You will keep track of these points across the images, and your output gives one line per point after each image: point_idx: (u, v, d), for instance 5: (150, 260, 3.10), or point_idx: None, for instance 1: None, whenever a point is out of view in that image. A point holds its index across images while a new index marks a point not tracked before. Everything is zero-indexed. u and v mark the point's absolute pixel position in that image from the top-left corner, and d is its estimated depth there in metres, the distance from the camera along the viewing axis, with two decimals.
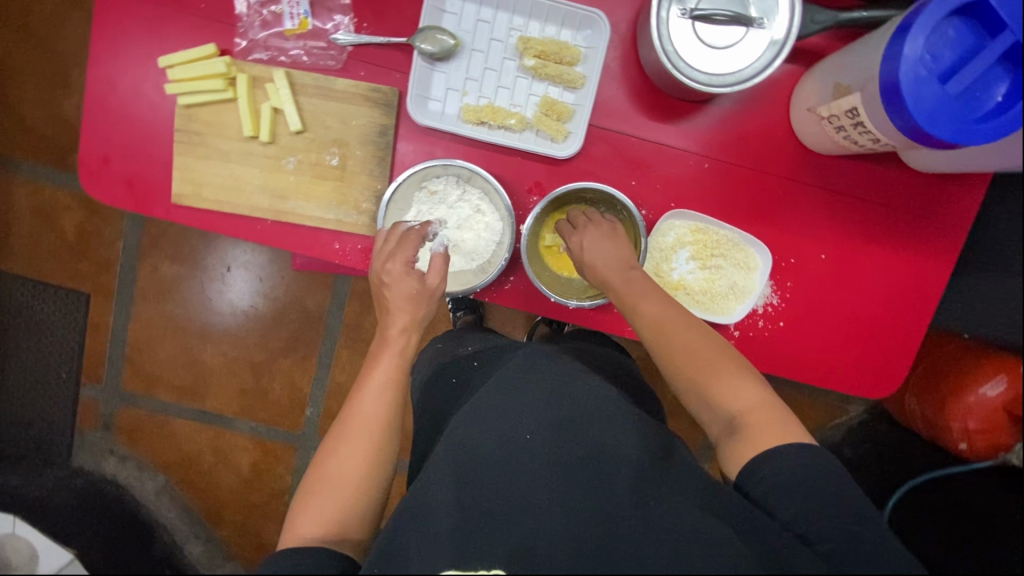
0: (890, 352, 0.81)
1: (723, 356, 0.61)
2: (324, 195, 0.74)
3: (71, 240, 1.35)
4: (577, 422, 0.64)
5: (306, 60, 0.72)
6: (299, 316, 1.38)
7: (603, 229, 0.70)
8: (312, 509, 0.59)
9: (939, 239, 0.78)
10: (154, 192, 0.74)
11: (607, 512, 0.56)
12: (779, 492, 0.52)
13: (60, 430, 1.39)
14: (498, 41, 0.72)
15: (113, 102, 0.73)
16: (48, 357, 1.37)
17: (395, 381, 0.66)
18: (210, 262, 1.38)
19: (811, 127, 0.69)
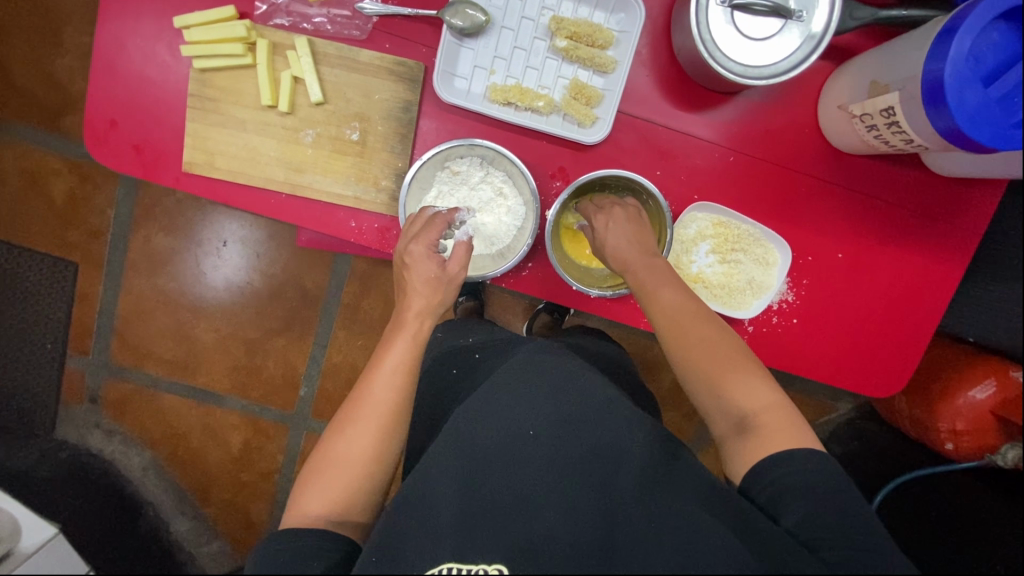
0: (891, 357, 0.82)
1: (737, 353, 0.62)
2: (342, 170, 0.71)
3: (59, 206, 1.30)
4: (581, 418, 0.63)
5: (329, 28, 0.69)
6: (296, 294, 1.36)
7: (629, 212, 0.69)
8: (320, 487, 0.59)
9: (953, 240, 0.79)
10: (164, 158, 0.71)
11: (612, 511, 0.56)
12: (784, 498, 0.53)
13: (43, 402, 1.35)
14: (529, 20, 0.70)
15: (122, 63, 0.69)
16: (31, 326, 1.32)
17: (407, 368, 0.64)
18: (205, 235, 1.34)
19: (839, 124, 0.69)
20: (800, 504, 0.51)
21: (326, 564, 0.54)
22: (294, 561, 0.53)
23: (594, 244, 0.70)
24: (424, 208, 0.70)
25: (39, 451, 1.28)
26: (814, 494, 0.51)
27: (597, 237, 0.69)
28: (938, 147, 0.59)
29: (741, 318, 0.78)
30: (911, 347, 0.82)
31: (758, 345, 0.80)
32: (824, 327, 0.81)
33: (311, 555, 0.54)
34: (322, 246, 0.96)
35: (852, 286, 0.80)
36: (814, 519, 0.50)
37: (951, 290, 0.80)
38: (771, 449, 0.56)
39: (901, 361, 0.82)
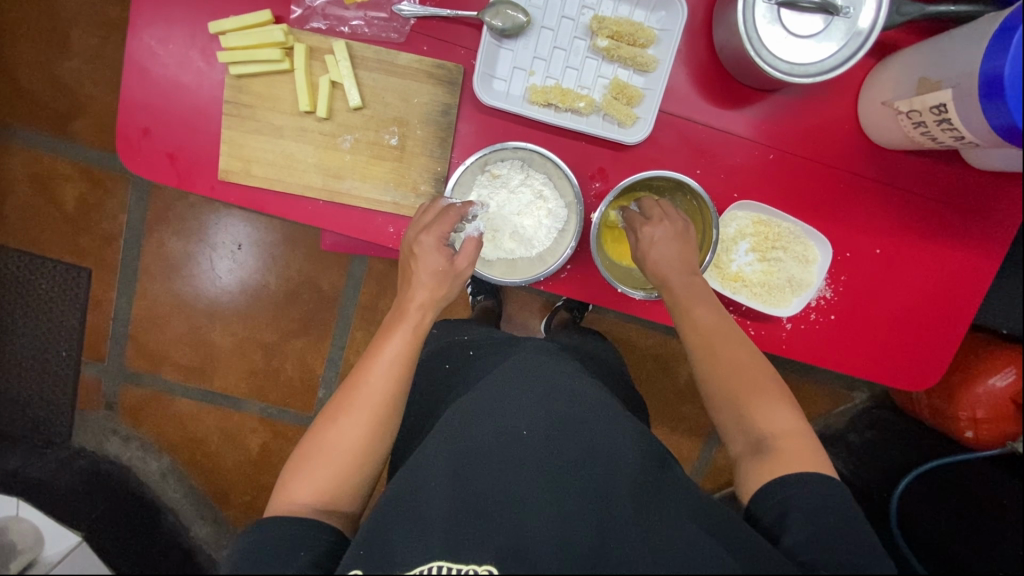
0: (903, 350, 0.83)
1: (767, 378, 0.64)
2: (380, 176, 0.70)
3: (70, 213, 1.28)
4: (574, 423, 0.66)
5: (367, 31, 0.68)
6: (312, 296, 1.34)
7: (675, 227, 0.68)
8: (309, 476, 0.59)
9: (975, 237, 0.79)
10: (198, 167, 0.70)
11: (602, 517, 0.58)
12: (787, 521, 0.54)
13: (59, 410, 1.34)
14: (569, 19, 0.69)
15: (153, 69, 0.68)
16: (45, 335, 1.31)
17: (399, 359, 0.63)
18: (220, 238, 1.32)
19: (883, 121, 0.70)
20: (805, 527, 0.52)
21: (314, 555, 0.54)
22: (280, 549, 0.53)
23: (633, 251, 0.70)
24: (437, 198, 0.68)
25: (57, 459, 1.28)
26: (820, 517, 0.52)
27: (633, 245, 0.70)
28: (989, 143, 0.59)
29: (781, 316, 0.78)
30: (943, 343, 0.82)
31: (795, 342, 0.80)
32: (855, 325, 0.81)
33: (299, 544, 0.54)
34: (347, 249, 0.93)
35: (874, 279, 0.80)
36: (815, 539, 0.51)
37: (978, 285, 0.80)
38: (795, 467, 0.57)
39: (912, 357, 0.83)
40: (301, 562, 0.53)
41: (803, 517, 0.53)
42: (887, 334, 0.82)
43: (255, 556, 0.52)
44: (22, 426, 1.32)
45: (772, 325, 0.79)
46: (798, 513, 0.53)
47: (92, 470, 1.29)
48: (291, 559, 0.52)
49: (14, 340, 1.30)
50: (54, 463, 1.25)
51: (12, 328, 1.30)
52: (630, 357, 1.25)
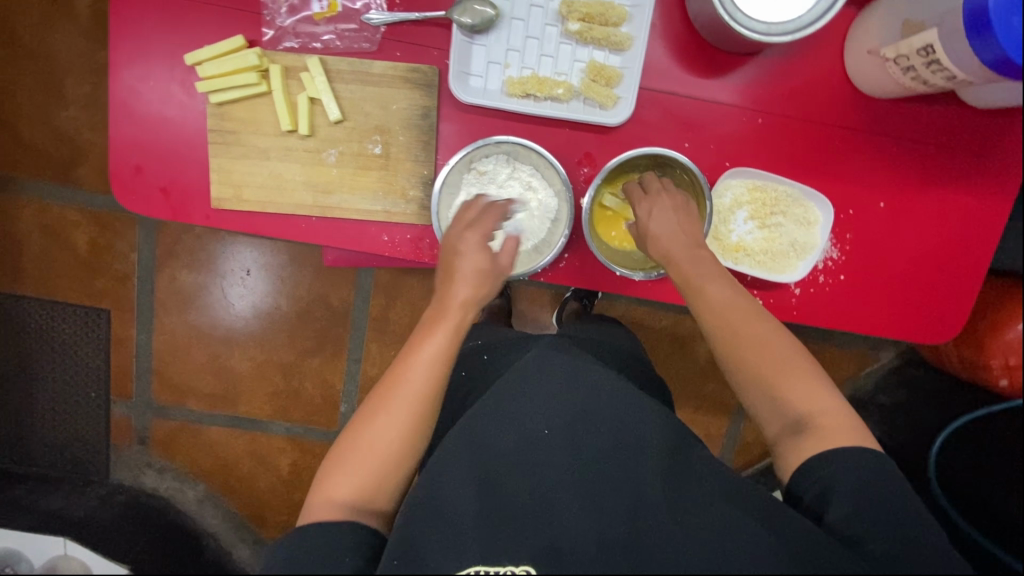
0: (924, 303, 0.81)
1: (797, 356, 0.61)
2: (369, 185, 0.71)
3: (83, 256, 1.32)
4: (593, 418, 0.66)
5: (339, 44, 0.68)
6: (324, 313, 1.36)
7: (674, 200, 0.69)
8: (347, 473, 0.59)
9: (982, 183, 0.77)
10: (192, 198, 0.71)
11: (637, 511, 0.60)
12: (831, 498, 0.54)
13: (96, 448, 1.38)
14: (538, 7, 0.69)
15: (137, 107, 0.69)
16: (73, 377, 1.35)
17: (436, 362, 0.62)
18: (229, 266, 1.35)
19: (871, 70, 0.68)
20: (851, 503, 0.53)
21: (360, 555, 0.55)
22: (325, 555, 0.53)
23: (636, 229, 0.70)
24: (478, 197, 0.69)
25: (98, 496, 1.32)
26: (864, 493, 0.53)
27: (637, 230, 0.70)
28: (983, 79, 0.57)
29: (788, 282, 0.76)
30: (964, 291, 0.80)
31: (807, 306, 0.79)
32: (870, 283, 0.80)
33: (341, 550, 0.54)
34: (350, 261, 0.94)
35: (886, 232, 0.78)
36: (863, 516, 0.52)
37: (993, 232, 0.78)
38: (832, 444, 0.56)
39: (931, 309, 0.81)
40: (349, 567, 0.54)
41: (843, 498, 0.53)
42: (903, 289, 0.80)
43: (300, 560, 0.53)
44: (62, 467, 1.37)
45: (781, 291, 0.78)
46: (841, 489, 0.54)
47: (132, 503, 1.33)
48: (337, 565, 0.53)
49: (46, 385, 1.35)
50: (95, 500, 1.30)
51: (43, 374, 1.34)
52: (645, 339, 1.24)
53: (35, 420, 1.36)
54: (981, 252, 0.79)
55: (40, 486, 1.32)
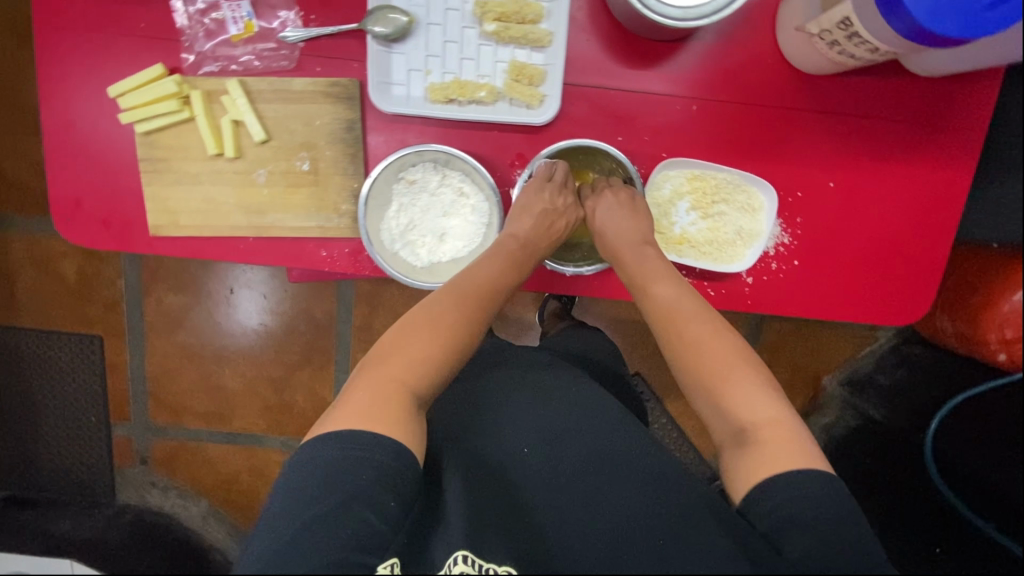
0: (887, 285, 0.78)
1: (738, 358, 0.61)
2: (301, 203, 0.71)
3: (73, 286, 1.35)
4: (569, 431, 0.71)
5: (258, 64, 0.68)
6: (309, 326, 1.37)
7: (620, 198, 0.71)
8: (406, 353, 0.61)
9: (946, 156, 0.73)
10: (132, 227, 0.72)
11: (631, 515, 0.62)
12: (786, 530, 0.51)
13: (100, 470, 1.41)
14: (454, 10, 0.68)
15: (68, 142, 0.70)
16: (73, 403, 1.38)
17: (442, 340, 0.63)
18: (212, 286, 1.37)
19: (801, 47, 0.65)
20: (806, 540, 0.50)
21: (403, 501, 0.53)
22: (375, 485, 0.52)
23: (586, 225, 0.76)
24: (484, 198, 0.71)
25: (105, 517, 1.35)
26: (813, 521, 0.50)
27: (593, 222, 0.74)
28: (907, 49, 0.56)
29: (737, 271, 0.74)
30: (929, 270, 0.77)
31: (760, 296, 0.76)
32: (827, 267, 0.77)
33: (366, 464, 0.52)
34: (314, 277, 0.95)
35: (841, 214, 0.75)
36: (816, 551, 0.49)
37: (955, 206, 0.74)
38: (779, 467, 0.54)
39: (894, 290, 0.78)
40: (390, 511, 0.52)
41: (794, 528, 0.51)
42: (866, 271, 0.77)
43: (344, 480, 0.51)
44: (70, 490, 1.41)
45: (732, 281, 0.76)
46: (790, 508, 0.52)
47: (138, 522, 1.36)
48: (382, 503, 0.51)
49: (48, 412, 1.38)
50: (102, 522, 1.33)
51: (44, 402, 1.37)
52: (627, 335, 1.22)
53: (40, 448, 1.39)
54: (948, 231, 0.75)
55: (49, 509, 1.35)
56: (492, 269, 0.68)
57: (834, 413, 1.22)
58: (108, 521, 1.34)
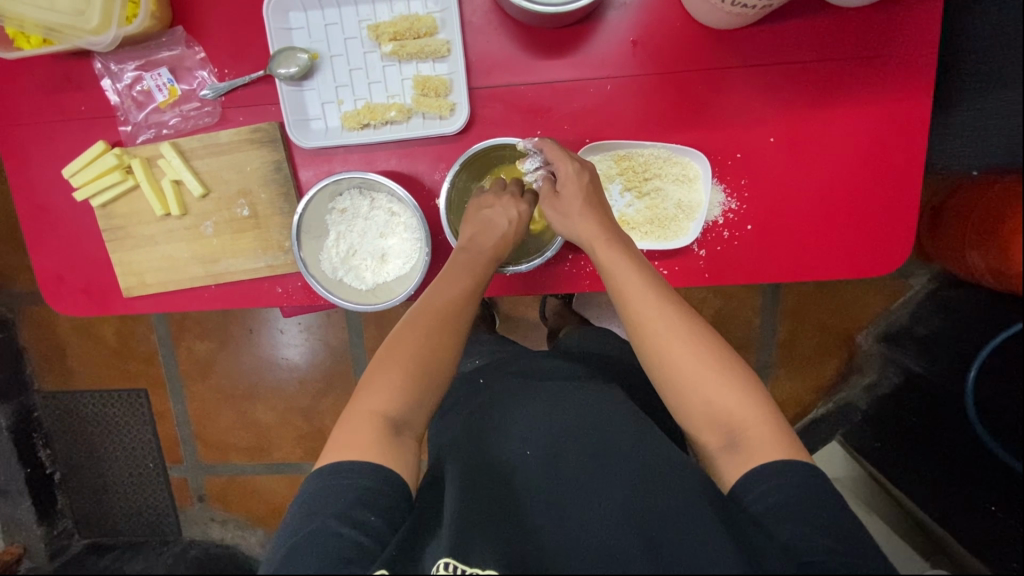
0: (862, 234, 0.71)
1: (711, 352, 0.58)
2: (248, 246, 0.74)
3: (114, 345, 1.26)
4: (584, 429, 0.61)
5: (186, 125, 0.73)
6: (327, 354, 1.24)
7: (578, 191, 0.65)
8: (383, 385, 0.57)
9: (907, 78, 0.67)
10: (109, 291, 0.78)
11: (644, 517, 0.53)
12: (778, 516, 0.49)
13: (162, 511, 1.31)
14: (353, 38, 0.70)
15: (44, 224, 0.76)
16: (130, 452, 1.29)
17: (418, 365, 0.58)
18: (233, 328, 1.24)
19: (698, 5, 0.64)
20: (792, 526, 0.47)
21: (385, 517, 0.50)
22: (354, 501, 0.50)
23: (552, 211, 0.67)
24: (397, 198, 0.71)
25: (172, 553, 1.20)
26: (805, 511, 0.48)
27: (553, 221, 0.67)
28: None
29: (686, 245, 0.71)
30: (904, 211, 0.70)
31: (717, 267, 0.72)
32: (784, 227, 0.71)
33: (346, 489, 0.50)
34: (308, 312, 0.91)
35: (789, 168, 0.70)
36: (813, 533, 0.46)
37: (923, 132, 0.68)
38: (765, 456, 0.52)
39: (869, 239, 0.71)
40: (373, 526, 0.49)
41: (782, 517, 0.48)
42: (837, 222, 0.71)
43: (322, 505, 0.50)
44: (140, 533, 1.32)
45: (683, 257, 0.72)
46: (779, 499, 0.50)
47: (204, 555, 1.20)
48: (363, 518, 0.49)
49: (109, 465, 1.29)
50: (168, 559, 1.16)
51: (106, 456, 1.28)
52: None
53: (107, 497, 1.30)
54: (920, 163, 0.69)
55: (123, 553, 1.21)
56: (456, 280, 0.63)
57: (875, 372, 1.09)
58: (175, 556, 1.18)
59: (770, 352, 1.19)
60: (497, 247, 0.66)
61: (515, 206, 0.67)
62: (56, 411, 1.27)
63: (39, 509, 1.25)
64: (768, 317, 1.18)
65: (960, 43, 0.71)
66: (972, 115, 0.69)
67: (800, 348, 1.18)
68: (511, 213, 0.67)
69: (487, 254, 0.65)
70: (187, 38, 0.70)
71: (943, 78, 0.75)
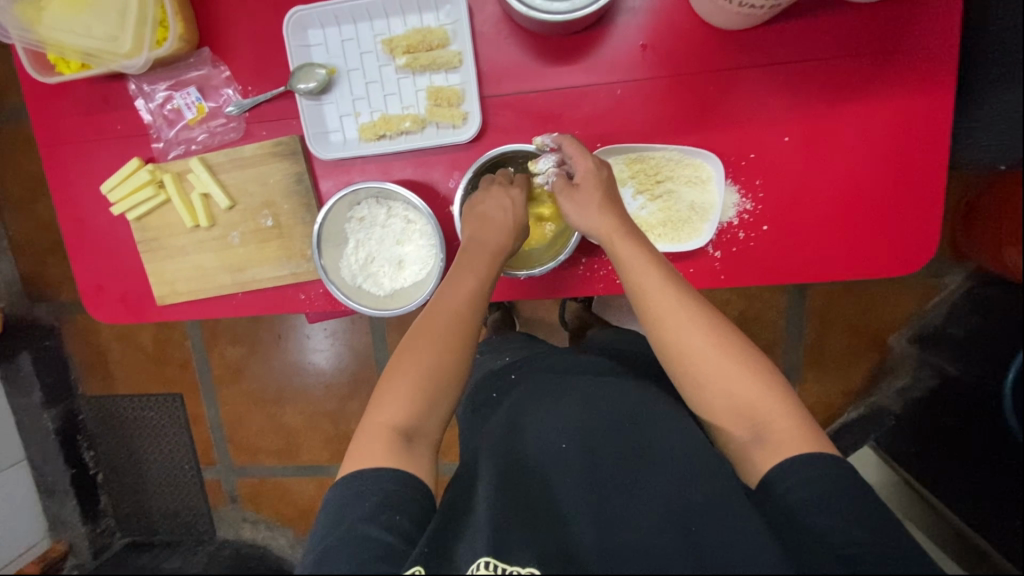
0: (892, 228, 0.69)
1: (732, 346, 0.57)
2: (273, 254, 0.77)
3: (151, 352, 1.31)
4: (609, 422, 0.60)
5: (213, 140, 0.77)
6: (352, 359, 1.27)
7: (591, 190, 0.63)
8: (394, 396, 0.58)
9: (930, 68, 0.65)
10: (144, 300, 0.82)
11: (680, 513, 0.52)
12: (807, 506, 0.47)
13: (198, 511, 1.36)
14: (368, 53, 0.72)
15: (84, 237, 0.81)
16: (166, 454, 1.34)
17: (428, 373, 0.59)
18: (262, 334, 1.28)
19: (707, 7, 0.64)
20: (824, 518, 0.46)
21: (410, 516, 0.51)
22: (376, 506, 0.51)
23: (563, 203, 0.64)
24: (408, 201, 0.72)
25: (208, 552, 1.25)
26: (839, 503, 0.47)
27: (569, 216, 0.64)
28: None
29: (701, 246, 0.71)
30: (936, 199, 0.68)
31: (735, 266, 0.71)
32: (807, 221, 0.70)
33: (370, 495, 0.52)
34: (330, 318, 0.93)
35: (808, 165, 0.69)
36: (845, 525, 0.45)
37: (949, 120, 0.66)
38: (791, 451, 0.51)
39: (904, 229, 0.69)
40: (399, 526, 0.50)
41: (814, 508, 0.47)
42: (865, 218, 0.69)
43: (347, 512, 0.51)
44: (177, 532, 1.37)
45: (698, 258, 0.71)
46: (813, 491, 0.48)
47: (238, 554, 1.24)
48: (387, 521, 0.50)
49: (150, 466, 1.34)
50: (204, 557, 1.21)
51: (146, 458, 1.34)
52: None
53: (146, 497, 1.36)
54: (946, 151, 0.67)
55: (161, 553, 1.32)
56: (463, 285, 0.63)
57: (909, 375, 1.05)
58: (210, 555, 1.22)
59: (795, 355, 1.16)
60: (499, 241, 0.66)
61: (507, 194, 0.67)
62: (99, 414, 1.33)
63: (84, 508, 1.31)
64: (793, 319, 1.15)
65: (986, 34, 0.69)
66: (998, 103, 0.67)
67: (830, 350, 1.15)
68: (503, 204, 0.67)
69: (489, 250, 0.65)
70: (214, 57, 0.74)
71: (968, 67, 0.72)
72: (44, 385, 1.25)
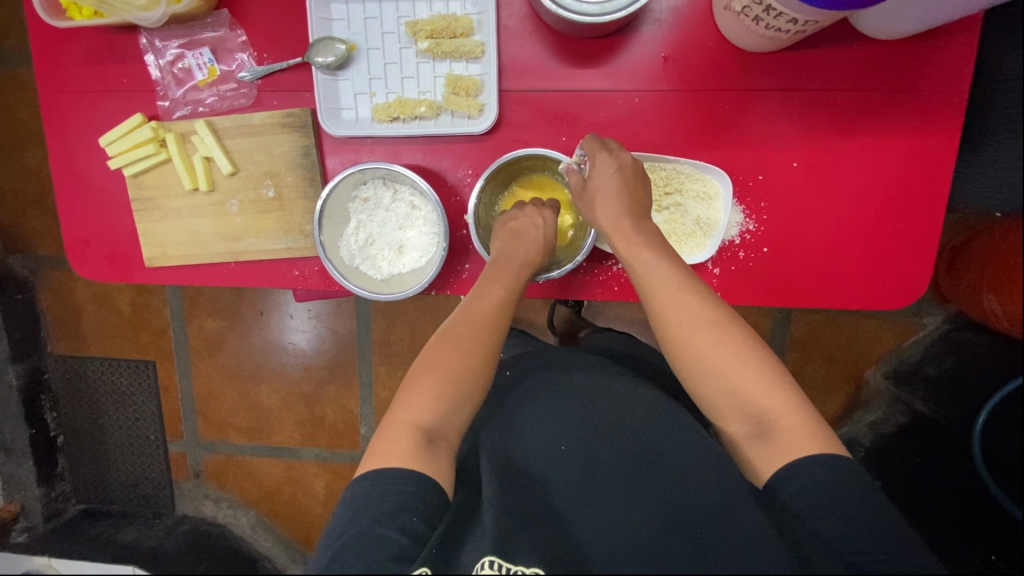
0: (892, 260, 0.70)
1: (743, 346, 0.57)
2: (271, 226, 0.76)
3: (127, 316, 1.27)
4: (609, 429, 0.60)
5: (221, 105, 0.75)
6: (333, 343, 1.25)
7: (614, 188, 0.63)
8: (420, 396, 0.58)
9: (937, 108, 0.67)
10: (132, 260, 0.79)
11: (688, 521, 0.52)
12: (816, 513, 0.47)
13: (158, 484, 1.32)
14: (391, 33, 0.72)
15: (76, 189, 0.78)
16: (132, 424, 1.31)
17: (449, 375, 0.59)
18: (245, 309, 1.26)
19: (733, 26, 0.65)
20: (834, 522, 0.46)
21: (426, 517, 0.50)
22: (394, 508, 0.50)
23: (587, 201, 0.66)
24: (416, 184, 0.70)
25: (165, 527, 1.27)
26: (847, 510, 0.47)
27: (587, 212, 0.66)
28: (816, 13, 0.55)
29: (702, 263, 0.71)
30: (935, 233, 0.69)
31: (735, 283, 0.72)
32: (814, 246, 0.71)
33: (389, 494, 0.50)
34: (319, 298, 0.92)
35: (816, 193, 0.70)
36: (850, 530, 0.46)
37: (952, 161, 0.67)
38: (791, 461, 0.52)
39: (907, 259, 0.70)
40: (413, 527, 0.49)
41: (822, 514, 0.47)
42: (866, 248, 0.70)
43: (361, 513, 0.49)
44: (134, 503, 1.33)
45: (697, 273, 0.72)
46: (824, 495, 0.48)
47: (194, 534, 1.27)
48: (404, 522, 0.49)
49: (113, 433, 1.31)
50: (161, 531, 1.26)
51: (109, 425, 1.30)
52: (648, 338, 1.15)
53: (106, 466, 1.32)
54: (948, 189, 0.68)
55: (117, 523, 1.28)
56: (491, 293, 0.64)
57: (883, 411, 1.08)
58: (167, 529, 1.26)
59: None
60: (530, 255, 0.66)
61: (539, 214, 0.68)
62: (67, 375, 1.29)
63: (41, 470, 1.26)
64: (778, 346, 1.16)
65: (996, 80, 0.70)
66: (999, 146, 0.69)
67: (810, 379, 1.16)
68: (537, 221, 0.68)
69: (517, 262, 0.65)
70: (232, 20, 0.73)
71: (974, 110, 0.74)
72: (12, 341, 1.21)
